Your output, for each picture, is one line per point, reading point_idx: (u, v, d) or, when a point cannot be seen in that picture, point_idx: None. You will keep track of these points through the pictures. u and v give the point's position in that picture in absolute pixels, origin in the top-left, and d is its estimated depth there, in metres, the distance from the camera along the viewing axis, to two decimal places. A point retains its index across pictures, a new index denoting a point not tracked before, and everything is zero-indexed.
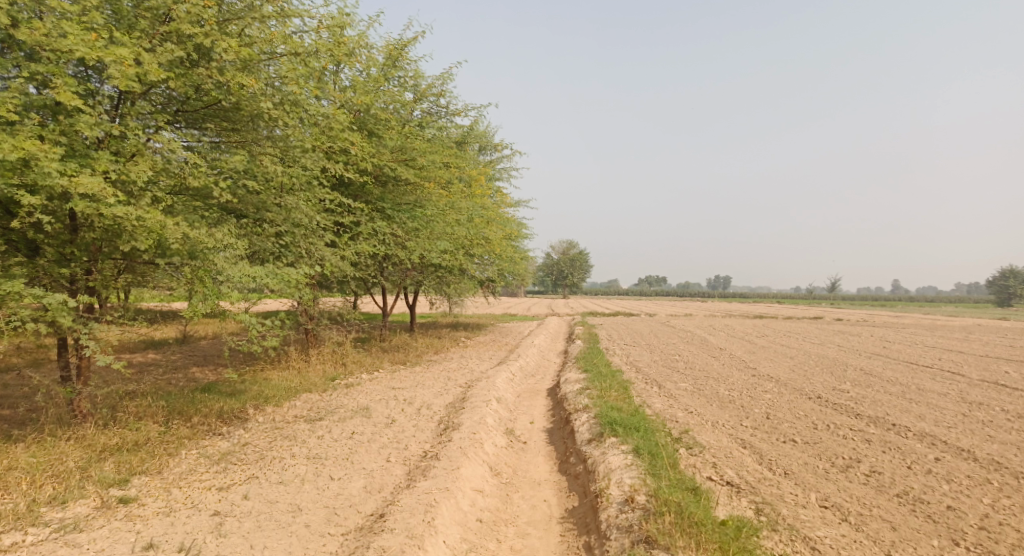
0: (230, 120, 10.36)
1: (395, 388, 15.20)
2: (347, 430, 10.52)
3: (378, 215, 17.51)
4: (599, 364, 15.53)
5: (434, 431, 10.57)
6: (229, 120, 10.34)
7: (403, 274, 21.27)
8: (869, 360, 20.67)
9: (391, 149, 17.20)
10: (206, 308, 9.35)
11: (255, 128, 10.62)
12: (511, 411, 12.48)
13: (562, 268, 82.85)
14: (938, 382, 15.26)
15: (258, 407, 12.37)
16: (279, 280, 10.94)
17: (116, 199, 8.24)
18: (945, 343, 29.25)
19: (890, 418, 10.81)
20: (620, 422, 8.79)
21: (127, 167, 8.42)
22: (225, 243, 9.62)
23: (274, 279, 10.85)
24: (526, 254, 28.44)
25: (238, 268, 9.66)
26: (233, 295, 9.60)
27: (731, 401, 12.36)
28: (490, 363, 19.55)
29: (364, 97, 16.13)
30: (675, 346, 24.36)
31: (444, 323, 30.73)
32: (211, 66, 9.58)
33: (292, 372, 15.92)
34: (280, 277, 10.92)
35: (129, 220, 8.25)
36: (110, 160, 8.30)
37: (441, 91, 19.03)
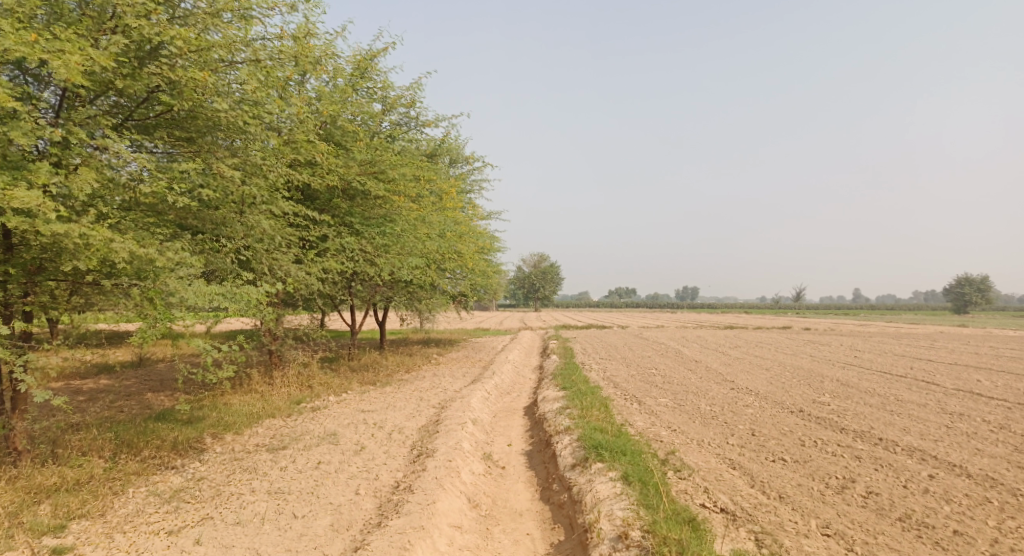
0: (185, 129, 9.70)
1: (365, 410, 14.52)
2: (313, 459, 9.85)
3: (345, 229, 16.88)
4: (577, 380, 15.10)
5: (406, 458, 9.98)
6: (184, 129, 9.67)
7: (372, 290, 20.61)
8: (843, 370, 20.68)
9: (359, 162, 16.61)
10: (156, 332, 8.64)
11: (212, 137, 9.97)
12: (487, 433, 11.93)
13: (534, 282, 82.68)
14: (915, 393, 15.20)
15: (217, 436, 11.60)
16: (238, 299, 10.27)
17: (56, 214, 7.52)
18: (913, 351, 29.72)
19: (875, 432, 10.59)
20: (605, 445, 8.34)
21: (69, 180, 7.68)
22: (179, 261, 8.94)
23: (232, 300, 10.17)
24: (499, 268, 28.01)
25: (194, 290, 8.99)
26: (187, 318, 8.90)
27: (714, 417, 12.04)
28: (464, 381, 18.97)
29: (331, 109, 15.54)
30: (651, 359, 24.11)
31: (415, 340, 30.05)
32: (164, 68, 8.88)
33: (255, 396, 15.12)
34: (240, 297, 10.24)
35: (70, 236, 7.49)
36: (49, 171, 7.56)
37: (411, 102, 18.52)
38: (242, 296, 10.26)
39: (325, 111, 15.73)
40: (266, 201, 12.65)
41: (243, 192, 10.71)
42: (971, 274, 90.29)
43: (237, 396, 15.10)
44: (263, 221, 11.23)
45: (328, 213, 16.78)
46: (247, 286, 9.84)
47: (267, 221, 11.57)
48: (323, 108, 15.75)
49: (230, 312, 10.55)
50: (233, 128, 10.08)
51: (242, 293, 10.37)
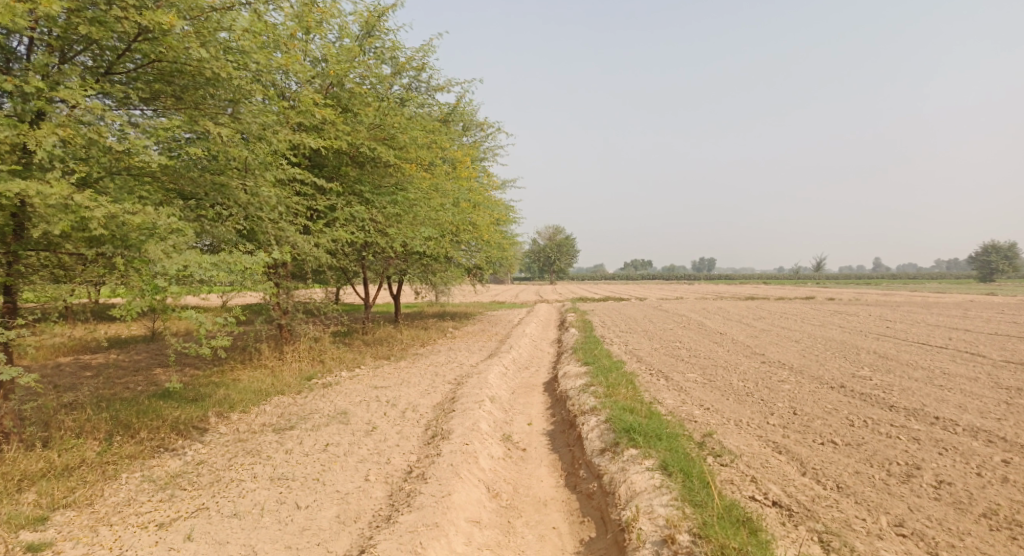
0: (170, 85, 8.93)
1: (378, 386, 13.90)
2: (321, 441, 9.24)
3: (356, 199, 16.04)
4: (600, 355, 14.31)
5: (420, 441, 9.32)
6: (169, 85, 8.92)
7: (384, 262, 19.91)
8: (878, 342, 19.68)
9: (368, 126, 15.66)
10: (144, 305, 7.97)
11: (204, 95, 9.18)
12: (506, 412, 11.24)
13: (549, 254, 81.77)
14: (961, 366, 14.25)
15: (222, 416, 11.04)
16: (234, 272, 9.52)
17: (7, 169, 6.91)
18: (945, 321, 28.62)
19: (929, 410, 9.71)
20: (638, 428, 7.57)
21: (25, 133, 7.04)
22: (162, 228, 8.18)
23: (227, 271, 9.43)
24: (515, 240, 27.14)
25: (176, 259, 8.17)
26: (173, 290, 8.16)
27: (749, 394, 11.21)
28: (481, 355, 18.29)
29: (337, 70, 14.57)
30: (674, 332, 23.25)
31: (431, 313, 29.45)
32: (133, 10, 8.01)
33: (265, 372, 14.58)
34: (236, 268, 9.49)
35: (29, 194, 6.91)
36: (2, 123, 6.94)
37: (422, 63, 17.46)
38: (238, 266, 9.51)
39: (330, 72, 14.78)
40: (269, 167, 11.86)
41: (238, 156, 9.94)
42: (998, 242, 87.60)
43: (246, 372, 14.57)
44: (263, 187, 10.47)
45: (336, 181, 15.96)
46: (245, 255, 9.10)
47: (268, 187, 10.79)
48: (329, 70, 14.80)
49: (226, 286, 9.87)
50: (225, 84, 9.26)
51: (236, 262, 9.60)
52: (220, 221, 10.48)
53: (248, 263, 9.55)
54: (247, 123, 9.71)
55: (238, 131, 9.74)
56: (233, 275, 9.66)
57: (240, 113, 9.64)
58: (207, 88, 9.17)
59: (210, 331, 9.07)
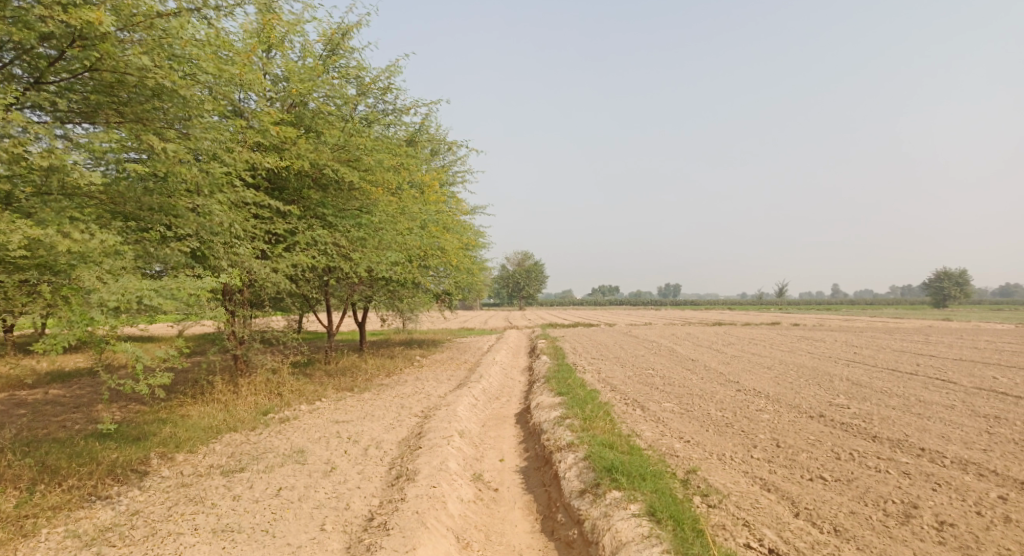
0: (112, 97, 8.29)
1: (339, 421, 13.10)
2: (273, 485, 8.48)
3: (318, 222, 15.36)
4: (574, 384, 13.79)
5: (383, 482, 8.62)
6: (111, 98, 8.28)
7: (349, 288, 19.18)
8: (849, 368, 19.63)
9: (331, 146, 15.10)
10: (70, 338, 7.19)
11: (150, 108, 8.55)
12: (476, 447, 10.60)
13: (518, 281, 81.49)
14: (935, 393, 14.13)
15: (167, 457, 10.17)
16: (177, 298, 8.85)
17: None
18: (909, 346, 28.95)
19: (913, 441, 9.41)
20: (620, 467, 7.05)
21: None
22: (94, 252, 7.61)
23: (168, 297, 8.75)
24: (484, 265, 26.63)
25: (116, 285, 7.59)
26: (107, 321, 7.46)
27: (728, 425, 10.80)
28: (449, 385, 17.58)
29: (299, 88, 14.02)
30: (645, 359, 22.89)
31: (398, 341, 28.60)
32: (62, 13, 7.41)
33: (217, 406, 13.67)
34: (179, 295, 8.81)
35: None
36: None
37: (388, 84, 17.02)
38: (181, 292, 8.83)
39: (292, 91, 14.22)
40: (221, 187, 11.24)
41: (186, 174, 9.31)
42: (951, 268, 90.62)
43: (197, 407, 13.64)
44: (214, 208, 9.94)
45: (297, 203, 15.31)
46: (190, 282, 8.50)
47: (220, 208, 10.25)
48: (290, 88, 14.24)
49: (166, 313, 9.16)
50: (172, 97, 8.63)
51: (179, 287, 8.95)
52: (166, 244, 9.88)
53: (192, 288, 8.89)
54: (196, 138, 9.08)
55: (189, 149, 9.02)
56: (174, 300, 8.97)
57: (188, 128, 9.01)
58: (153, 100, 8.54)
59: (149, 365, 8.22)
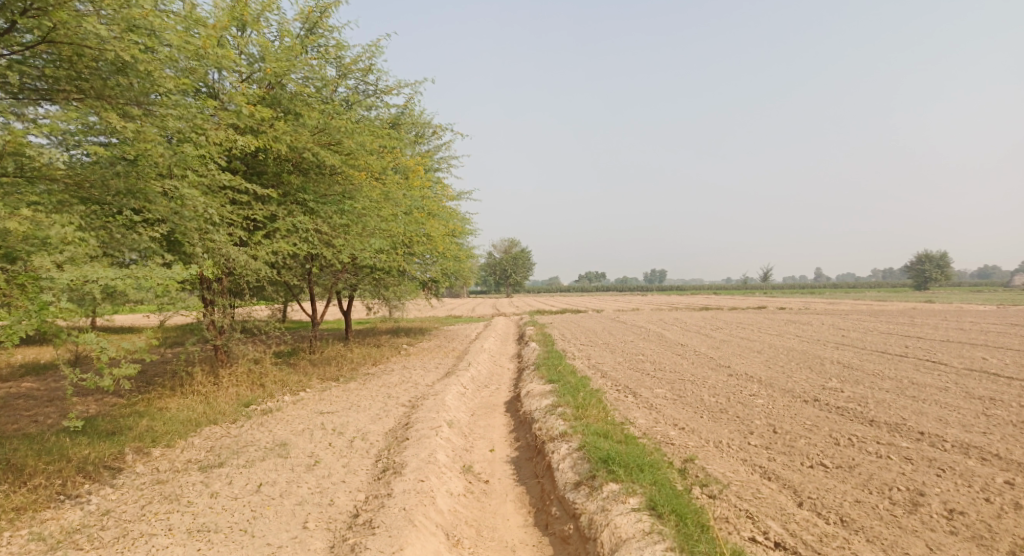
0: (74, 74, 7.98)
1: (324, 412, 12.72)
2: (253, 480, 8.12)
3: (299, 208, 14.84)
4: (564, 371, 13.50)
5: (369, 476, 8.29)
6: (72, 74, 7.97)
7: (332, 276, 18.72)
8: (839, 351, 19.56)
9: (311, 129, 14.57)
10: (25, 329, 6.82)
11: (113, 86, 8.24)
12: (466, 438, 10.28)
13: (505, 268, 81.11)
14: (927, 375, 14.05)
15: (142, 452, 9.74)
16: (144, 288, 8.45)
17: None
18: (896, 329, 29.06)
19: (911, 425, 9.25)
20: (617, 458, 6.77)
21: None
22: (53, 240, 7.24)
23: (134, 287, 8.34)
24: (471, 252, 26.22)
25: (73, 271, 7.26)
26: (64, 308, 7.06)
27: (723, 411, 10.57)
28: (437, 374, 17.23)
29: (276, 69, 13.48)
30: (634, 344, 22.71)
31: (384, 330, 28.15)
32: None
33: (197, 399, 13.23)
34: (147, 286, 8.41)
35: None
36: None
37: (369, 64, 16.47)
38: (148, 281, 8.44)
39: (267, 71, 13.69)
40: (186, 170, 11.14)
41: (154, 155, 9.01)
42: (932, 252, 91.55)
43: (176, 400, 13.20)
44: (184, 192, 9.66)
45: (276, 188, 14.76)
46: (156, 270, 8.12)
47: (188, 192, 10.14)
48: (266, 68, 13.70)
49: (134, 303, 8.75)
50: (137, 74, 8.32)
51: (145, 277, 8.59)
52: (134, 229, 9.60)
53: (160, 275, 8.53)
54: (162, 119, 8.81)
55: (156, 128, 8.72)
56: (142, 290, 8.57)
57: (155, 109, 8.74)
58: (117, 77, 8.27)
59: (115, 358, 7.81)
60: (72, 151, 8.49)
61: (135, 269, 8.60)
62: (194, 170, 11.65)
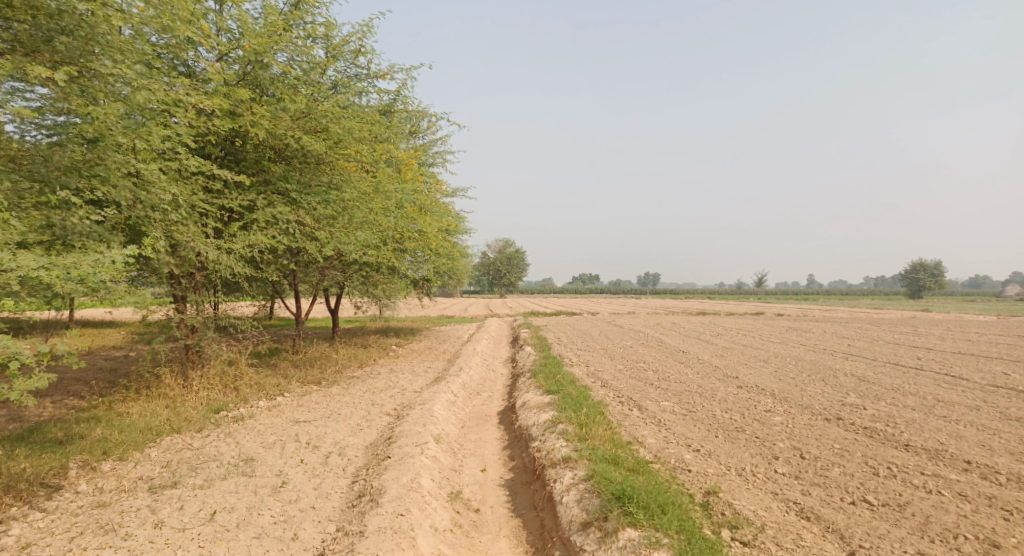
0: (27, 34, 8.49)
1: (300, 420, 11.65)
2: (207, 506, 7.08)
3: (280, 199, 13.76)
4: (564, 381, 12.47)
5: (344, 501, 7.28)
6: (23, 34, 8.48)
7: (318, 273, 17.66)
8: (850, 362, 18.60)
9: (293, 114, 13.60)
10: None
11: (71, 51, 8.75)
12: (455, 456, 9.24)
13: (499, 268, 80.19)
14: (951, 391, 13.10)
15: (88, 466, 8.65)
16: (74, 278, 8.67)
17: None
18: (901, 338, 28.25)
19: (951, 451, 8.30)
20: (635, 495, 5.92)
21: None
22: None
23: (63, 277, 8.59)
24: (465, 250, 25.19)
25: None
26: None
27: (740, 430, 9.57)
28: (427, 379, 16.19)
29: (258, 47, 12.47)
30: (634, 351, 21.69)
31: (373, 329, 27.06)
32: None
33: (162, 404, 12.19)
34: (75, 278, 8.68)
35: None
36: None
37: (360, 46, 15.44)
38: (77, 270, 8.66)
39: (248, 48, 12.60)
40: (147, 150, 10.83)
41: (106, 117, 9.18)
42: (928, 261, 91.02)
43: (139, 404, 12.14)
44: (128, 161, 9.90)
45: (256, 177, 13.72)
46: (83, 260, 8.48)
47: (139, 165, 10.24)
48: (246, 44, 12.62)
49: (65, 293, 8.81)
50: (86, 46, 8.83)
51: (74, 266, 8.71)
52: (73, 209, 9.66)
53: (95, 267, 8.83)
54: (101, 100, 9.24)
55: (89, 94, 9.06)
56: (73, 282, 8.72)
57: (107, 87, 9.31)
58: (73, 40, 8.72)
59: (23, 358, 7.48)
60: (24, 128, 8.91)
61: (62, 256, 8.68)
62: (160, 158, 11.18)
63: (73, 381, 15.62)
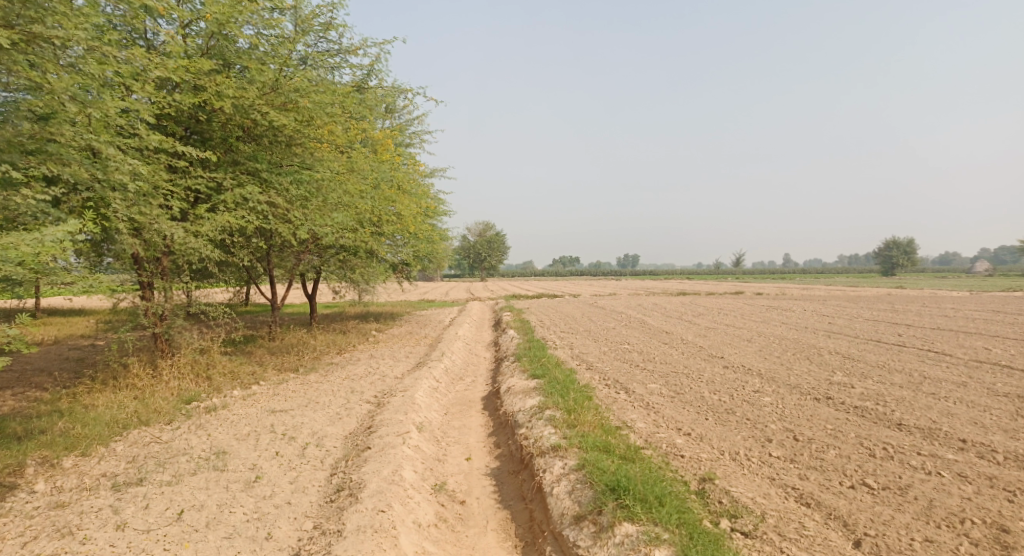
0: None
1: (276, 410, 11.19)
2: (175, 504, 6.64)
3: (250, 179, 13.23)
4: (549, 364, 12.16)
5: (322, 496, 6.89)
6: None
7: (293, 257, 17.09)
8: (833, 340, 18.60)
9: (259, 88, 13.06)
10: None
11: (15, 18, 8.55)
12: (438, 445, 8.88)
13: (479, 251, 79.66)
14: (936, 368, 13.06)
15: (47, 462, 8.12)
16: (13, 259, 8.30)
17: None
18: (880, 315, 28.51)
19: (944, 429, 8.15)
20: (631, 488, 5.67)
21: None
22: None
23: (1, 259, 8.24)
24: (445, 232, 24.69)
25: None
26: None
27: (730, 412, 9.34)
28: (408, 364, 15.79)
29: (221, 16, 11.90)
30: (617, 332, 21.48)
31: (352, 315, 26.52)
32: None
33: (130, 395, 11.65)
34: (16, 260, 8.34)
35: None
36: None
37: (331, 19, 14.81)
38: (17, 251, 8.33)
39: (210, 17, 12.03)
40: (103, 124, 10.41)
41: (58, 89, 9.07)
42: (901, 239, 92.34)
43: (105, 396, 11.57)
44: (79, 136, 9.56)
45: (223, 156, 13.20)
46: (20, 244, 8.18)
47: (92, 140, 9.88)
48: (207, 13, 12.05)
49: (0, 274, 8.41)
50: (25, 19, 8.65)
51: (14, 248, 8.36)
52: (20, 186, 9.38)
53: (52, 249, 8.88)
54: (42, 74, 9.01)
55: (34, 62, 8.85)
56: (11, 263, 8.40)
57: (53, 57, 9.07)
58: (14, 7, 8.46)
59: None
60: None
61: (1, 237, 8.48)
62: (118, 134, 10.74)
63: (36, 372, 14.90)
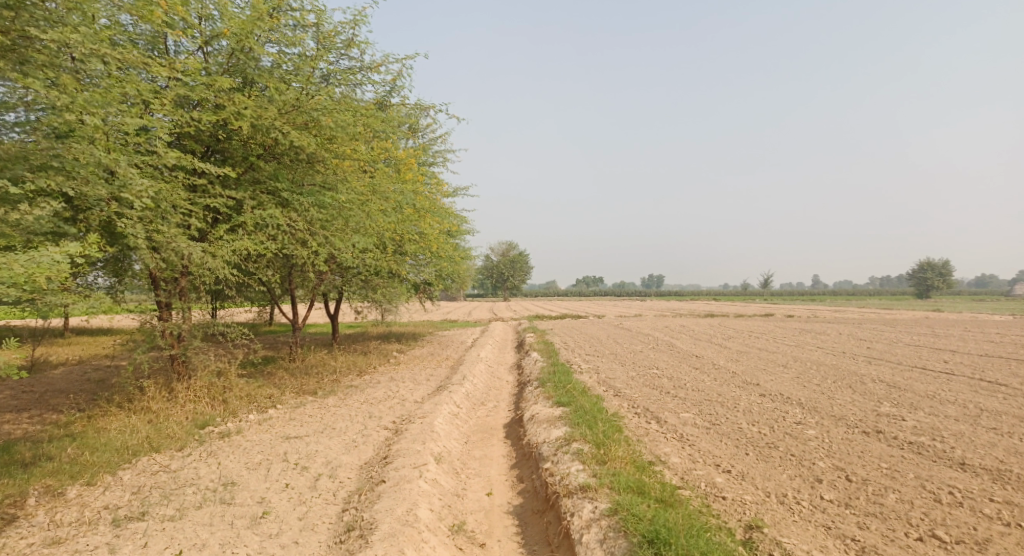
0: None
1: (291, 436, 10.79)
2: (175, 543, 6.28)
3: (270, 199, 13.08)
4: (574, 391, 11.57)
5: (332, 535, 6.43)
6: None
7: (316, 277, 16.86)
8: (874, 366, 17.64)
9: (280, 106, 12.93)
10: None
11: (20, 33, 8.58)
12: (457, 477, 8.37)
13: (503, 272, 79.35)
14: (992, 399, 12.13)
15: (50, 492, 7.82)
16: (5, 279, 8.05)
17: None
18: (920, 339, 27.26)
19: (1015, 471, 7.36)
20: (672, 540, 5.24)
21: None
22: None
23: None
24: (468, 252, 24.34)
25: None
26: None
27: (772, 446, 8.66)
28: (429, 388, 15.32)
29: (240, 31, 11.83)
30: (645, 356, 20.78)
31: (374, 335, 26.23)
32: None
33: (144, 419, 11.38)
34: (9, 280, 8.08)
35: None
36: None
37: (353, 36, 14.71)
38: (10, 271, 8.08)
39: (228, 32, 11.98)
40: (117, 140, 10.34)
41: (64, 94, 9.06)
42: (935, 260, 89.58)
43: (119, 419, 11.32)
44: (87, 148, 9.46)
45: (243, 175, 13.09)
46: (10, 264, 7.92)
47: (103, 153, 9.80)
48: (226, 29, 12.01)
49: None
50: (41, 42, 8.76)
51: (8, 267, 8.10)
52: (30, 200, 9.33)
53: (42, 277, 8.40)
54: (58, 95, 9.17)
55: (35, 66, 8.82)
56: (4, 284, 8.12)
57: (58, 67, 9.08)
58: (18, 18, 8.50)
59: None
60: None
61: None
62: (135, 151, 10.66)
63: (55, 393, 14.78)
